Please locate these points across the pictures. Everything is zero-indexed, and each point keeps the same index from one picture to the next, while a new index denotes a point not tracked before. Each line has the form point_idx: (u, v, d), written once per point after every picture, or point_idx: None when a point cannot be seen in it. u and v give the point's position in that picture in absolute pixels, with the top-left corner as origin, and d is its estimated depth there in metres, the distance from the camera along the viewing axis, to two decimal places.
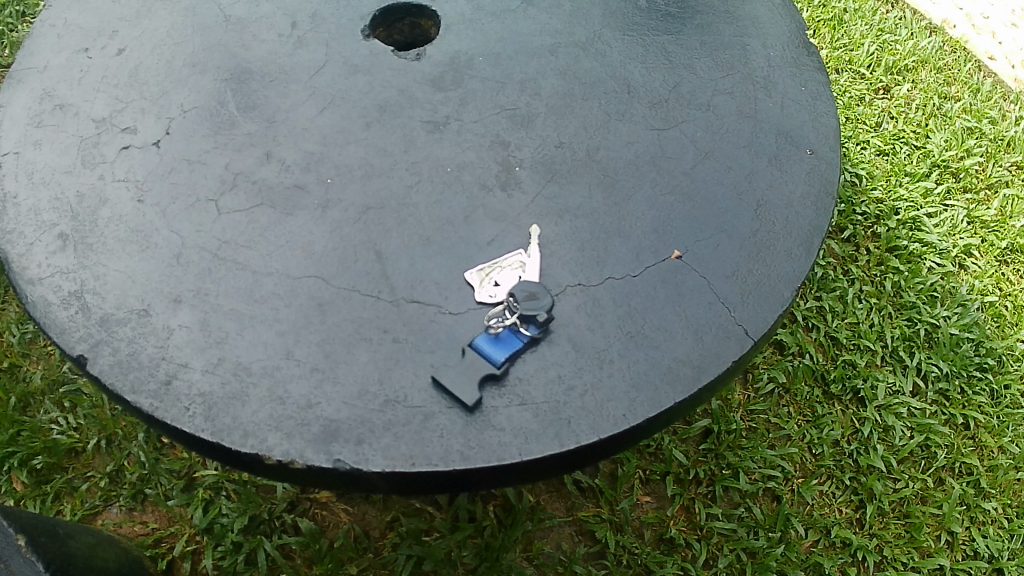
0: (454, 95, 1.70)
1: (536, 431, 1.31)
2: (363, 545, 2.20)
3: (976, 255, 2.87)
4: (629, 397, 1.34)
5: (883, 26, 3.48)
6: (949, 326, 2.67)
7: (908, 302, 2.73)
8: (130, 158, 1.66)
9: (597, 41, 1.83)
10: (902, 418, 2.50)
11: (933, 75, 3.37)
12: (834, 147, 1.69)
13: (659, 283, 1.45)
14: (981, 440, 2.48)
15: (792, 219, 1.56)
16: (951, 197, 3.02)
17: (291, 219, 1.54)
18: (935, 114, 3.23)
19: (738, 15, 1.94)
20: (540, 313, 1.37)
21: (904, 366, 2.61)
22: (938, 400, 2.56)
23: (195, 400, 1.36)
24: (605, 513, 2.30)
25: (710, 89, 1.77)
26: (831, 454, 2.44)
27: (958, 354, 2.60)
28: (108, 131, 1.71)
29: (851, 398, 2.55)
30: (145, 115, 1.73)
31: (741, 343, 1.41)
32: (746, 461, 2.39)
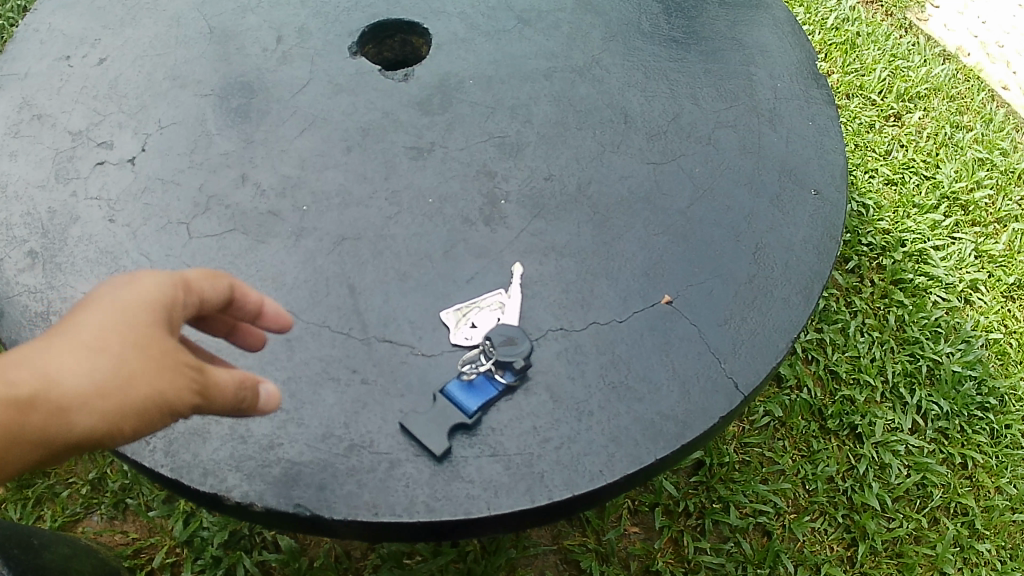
0: (442, 119, 1.63)
1: (507, 485, 1.23)
2: (343, 566, 2.12)
3: (983, 289, 2.79)
4: (608, 452, 1.26)
5: (896, 51, 3.39)
6: (952, 363, 2.58)
7: (911, 337, 2.64)
8: (104, 175, 1.59)
9: (595, 66, 1.75)
10: (899, 456, 2.42)
11: (945, 103, 3.28)
12: (840, 188, 1.61)
13: (646, 330, 1.37)
14: (978, 480, 2.40)
15: (791, 264, 1.48)
16: (960, 229, 2.93)
17: (263, 247, 1.47)
18: (946, 144, 3.15)
19: (745, 42, 1.86)
20: (516, 359, 1.27)
21: (903, 403, 2.52)
22: (937, 438, 2.47)
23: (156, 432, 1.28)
24: (591, 543, 2.21)
25: (712, 121, 1.69)
26: (825, 491, 2.36)
27: (960, 393, 2.52)
28: (84, 145, 1.64)
29: (848, 434, 2.47)
30: (122, 130, 1.66)
31: (729, 397, 1.33)
32: (738, 495, 2.31)
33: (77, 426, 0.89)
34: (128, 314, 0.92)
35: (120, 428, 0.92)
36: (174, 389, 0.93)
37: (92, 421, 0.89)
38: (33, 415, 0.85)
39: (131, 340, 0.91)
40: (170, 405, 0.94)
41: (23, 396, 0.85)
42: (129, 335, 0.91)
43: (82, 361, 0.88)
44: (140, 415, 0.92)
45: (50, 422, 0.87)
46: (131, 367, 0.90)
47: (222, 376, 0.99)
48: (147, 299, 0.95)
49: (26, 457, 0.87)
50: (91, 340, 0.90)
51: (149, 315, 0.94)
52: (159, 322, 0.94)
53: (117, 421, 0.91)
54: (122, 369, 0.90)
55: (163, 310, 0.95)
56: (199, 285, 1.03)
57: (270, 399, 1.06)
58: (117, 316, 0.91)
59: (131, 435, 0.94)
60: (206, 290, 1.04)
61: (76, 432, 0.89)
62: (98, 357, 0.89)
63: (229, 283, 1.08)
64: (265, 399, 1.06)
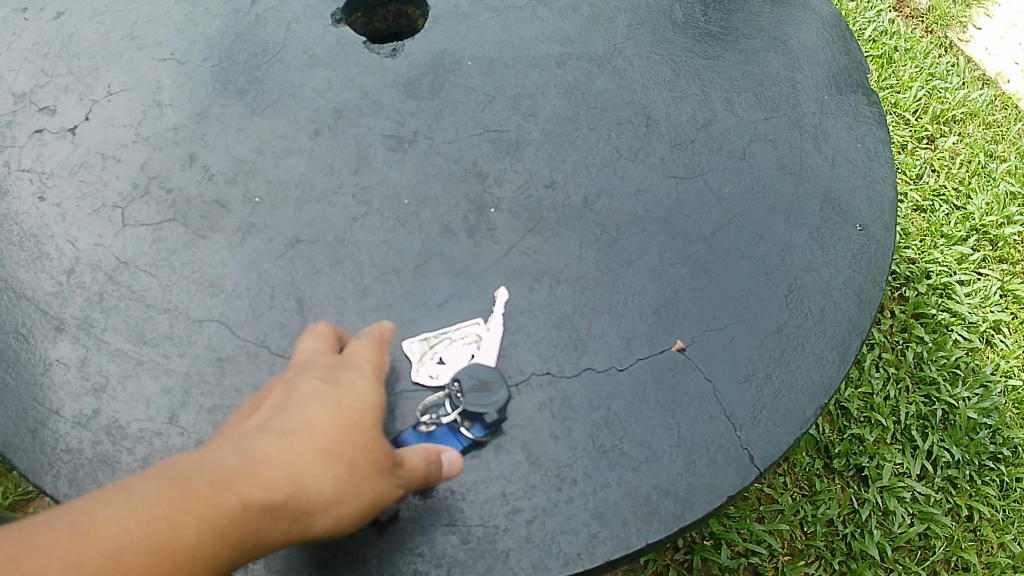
0: (430, 105, 1.39)
1: (463, 563, 1.00)
2: None
3: (1006, 332, 2.47)
4: (589, 531, 1.03)
5: (935, 70, 3.06)
6: (967, 408, 2.26)
7: (927, 377, 2.32)
8: (40, 146, 1.39)
9: (616, 57, 1.51)
10: (904, 503, 2.14)
11: (981, 130, 2.94)
12: (889, 225, 1.37)
13: (651, 382, 1.13)
14: (982, 534, 2.12)
15: (828, 313, 1.24)
16: (987, 266, 2.61)
17: (203, 243, 1.25)
18: (979, 173, 2.81)
19: (790, 45, 1.61)
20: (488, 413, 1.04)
21: (914, 447, 2.23)
22: (944, 486, 2.18)
23: (62, 457, 1.10)
24: None
25: (747, 133, 1.44)
26: (823, 534, 2.09)
27: (973, 441, 2.21)
28: (25, 110, 1.43)
29: (853, 475, 2.19)
30: (68, 94, 1.45)
31: (743, 472, 1.09)
32: (731, 532, 2.05)
33: (304, 534, 0.82)
34: (341, 417, 0.88)
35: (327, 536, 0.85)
36: (388, 496, 0.89)
37: (321, 527, 0.83)
38: (278, 518, 0.78)
39: (357, 445, 0.87)
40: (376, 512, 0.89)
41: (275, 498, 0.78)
42: (356, 440, 0.87)
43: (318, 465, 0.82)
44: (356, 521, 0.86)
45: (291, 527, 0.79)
46: (359, 473, 0.85)
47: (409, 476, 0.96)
48: (349, 401, 0.91)
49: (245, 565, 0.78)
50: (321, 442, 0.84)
51: (358, 416, 0.90)
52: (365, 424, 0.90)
53: (336, 529, 0.85)
54: (355, 475, 0.85)
55: (372, 413, 0.92)
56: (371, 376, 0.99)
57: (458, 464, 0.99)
58: (344, 422, 0.88)
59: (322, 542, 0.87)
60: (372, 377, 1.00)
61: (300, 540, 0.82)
62: (338, 463, 0.84)
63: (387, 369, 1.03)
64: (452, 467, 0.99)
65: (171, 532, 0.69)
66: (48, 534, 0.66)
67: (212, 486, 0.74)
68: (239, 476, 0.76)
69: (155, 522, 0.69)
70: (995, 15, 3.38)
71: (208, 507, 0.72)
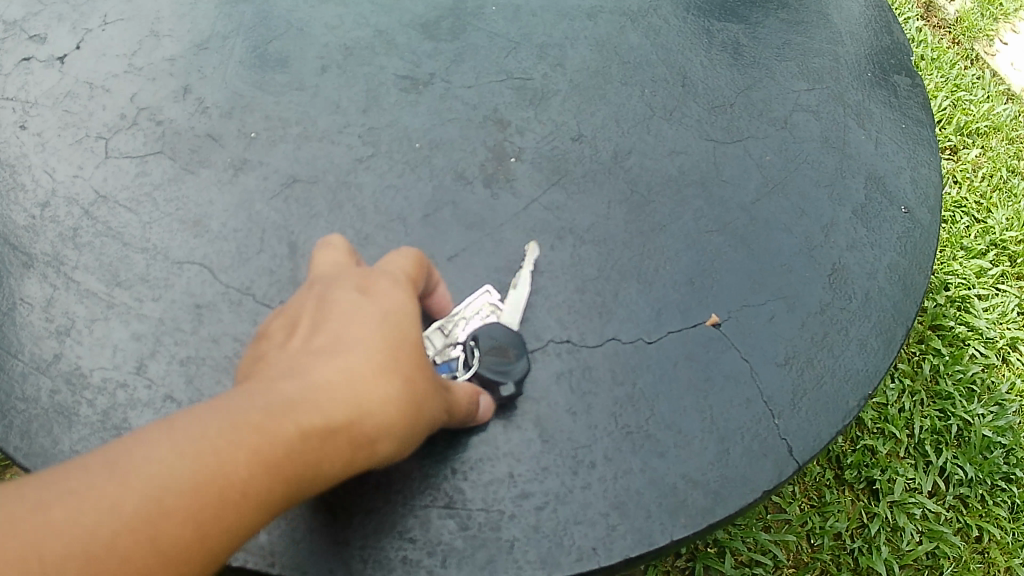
0: (449, 48, 1.27)
1: (461, 551, 0.88)
2: None
3: None
4: (607, 522, 0.90)
5: (959, 82, 2.70)
6: (983, 424, 1.96)
7: (943, 390, 2.01)
8: (27, 74, 1.27)
9: (652, 14, 1.39)
10: (914, 520, 1.84)
11: (1005, 147, 2.59)
12: (935, 210, 1.25)
13: (681, 359, 1.02)
14: (991, 557, 1.82)
15: (874, 297, 1.12)
16: (1006, 283, 2.28)
17: (191, 179, 1.14)
18: (1001, 189, 2.47)
19: (833, 18, 1.49)
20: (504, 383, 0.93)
21: (926, 462, 1.92)
22: (955, 505, 1.88)
23: (15, 405, 0.97)
24: None
25: (790, 102, 1.32)
26: (830, 548, 1.81)
27: (987, 459, 1.91)
28: (13, 37, 1.31)
29: (863, 489, 1.89)
30: (61, 23, 1.33)
31: (780, 466, 0.96)
32: (735, 540, 1.77)
33: (370, 461, 0.70)
34: (396, 324, 0.74)
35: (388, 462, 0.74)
36: None
37: (388, 453, 0.70)
38: (339, 450, 0.66)
39: (416, 357, 0.73)
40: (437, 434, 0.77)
41: (336, 425, 0.65)
42: (415, 351, 0.73)
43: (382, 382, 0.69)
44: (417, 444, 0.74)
45: (356, 455, 0.67)
46: (422, 390, 0.72)
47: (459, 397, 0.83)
48: (395, 306, 0.76)
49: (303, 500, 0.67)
50: (383, 352, 0.70)
51: (410, 324, 0.75)
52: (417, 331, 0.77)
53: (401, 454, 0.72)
54: (418, 392, 0.72)
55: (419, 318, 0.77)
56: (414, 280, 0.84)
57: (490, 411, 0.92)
58: (400, 328, 0.74)
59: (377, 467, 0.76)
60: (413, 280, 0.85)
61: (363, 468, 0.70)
62: (400, 377, 0.70)
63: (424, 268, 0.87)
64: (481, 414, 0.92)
65: (219, 471, 0.58)
66: (78, 476, 0.55)
67: (264, 414, 0.62)
68: (293, 400, 0.64)
69: (200, 458, 0.58)
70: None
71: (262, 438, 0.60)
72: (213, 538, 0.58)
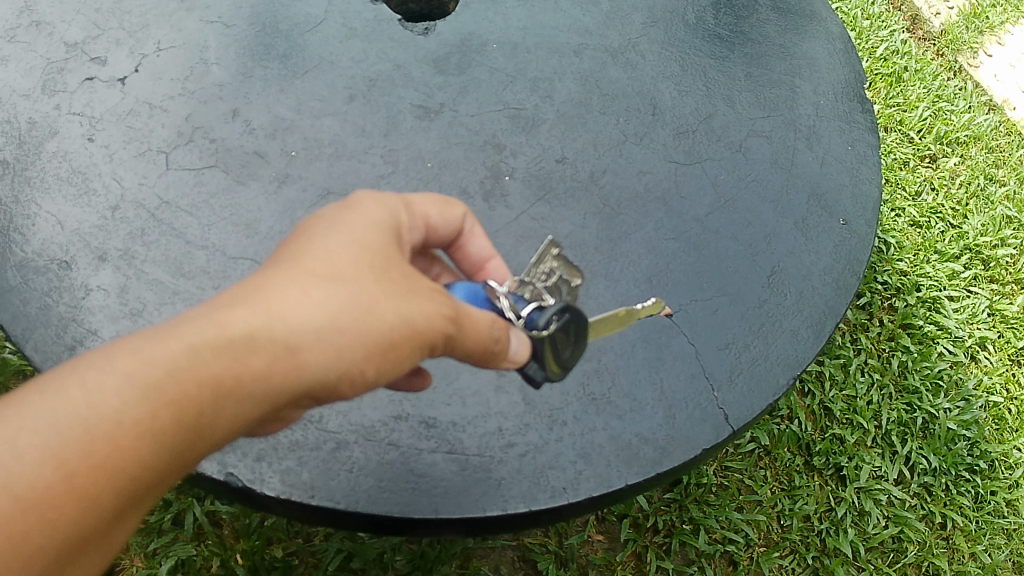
0: (456, 81, 1.51)
1: (460, 487, 1.13)
2: (294, 529, 2.05)
3: (990, 349, 2.58)
4: (576, 468, 1.15)
5: (942, 92, 3.09)
6: (948, 420, 2.39)
7: (911, 385, 2.45)
8: (91, 92, 1.50)
9: (630, 50, 1.61)
10: (880, 506, 2.27)
11: (983, 154, 2.99)
12: (871, 222, 1.47)
13: (639, 341, 1.26)
14: (953, 543, 2.25)
15: (807, 294, 1.36)
16: (977, 284, 2.71)
17: (241, 189, 1.38)
18: (976, 195, 2.88)
19: (791, 53, 1.68)
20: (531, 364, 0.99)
21: (893, 452, 2.36)
22: (920, 493, 2.32)
23: None
24: (551, 544, 2.10)
25: (744, 128, 1.54)
26: (799, 528, 2.22)
27: (951, 451, 2.35)
28: (76, 58, 1.54)
29: (831, 474, 2.32)
30: (119, 47, 1.57)
31: (717, 429, 1.21)
32: (710, 519, 2.17)
33: (302, 368, 0.79)
34: (340, 242, 0.84)
35: (354, 371, 0.83)
36: (420, 315, 0.83)
37: (318, 358, 0.79)
38: (251, 359, 0.75)
39: (353, 268, 0.82)
40: (414, 343, 0.84)
41: (238, 337, 0.75)
42: (346, 263, 0.82)
43: (306, 293, 0.80)
44: (385, 347, 0.82)
45: (277, 361, 0.77)
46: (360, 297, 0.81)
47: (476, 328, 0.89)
48: (344, 225, 0.86)
49: (245, 415, 0.78)
50: (314, 268, 0.81)
51: (360, 239, 0.85)
52: (378, 249, 0.86)
53: (346, 360, 0.81)
54: (349, 299, 0.80)
55: (371, 234, 0.87)
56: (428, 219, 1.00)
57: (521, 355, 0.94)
58: (340, 246, 0.84)
59: (365, 383, 0.85)
60: (433, 221, 1.02)
61: (304, 374, 0.79)
62: (328, 288, 0.80)
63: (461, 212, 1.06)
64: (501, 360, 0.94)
65: (92, 400, 0.69)
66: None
67: (147, 340, 0.72)
68: (185, 324, 0.74)
69: (75, 393, 0.69)
70: (1007, 44, 3.41)
71: (137, 366, 0.71)
72: (99, 457, 0.69)
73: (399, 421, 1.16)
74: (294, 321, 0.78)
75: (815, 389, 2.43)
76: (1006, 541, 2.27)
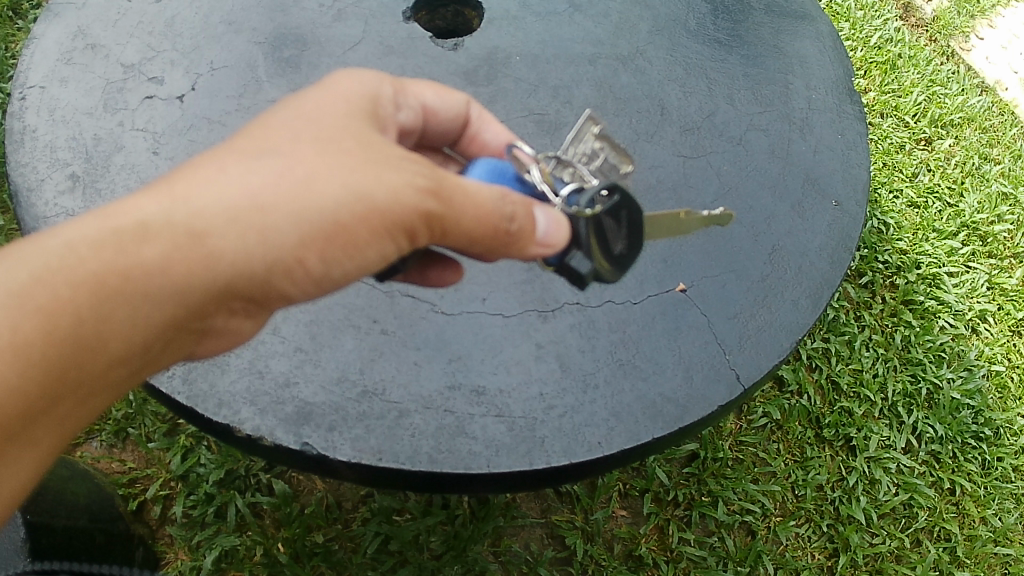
0: (486, 91, 1.70)
1: (509, 445, 1.30)
2: (334, 515, 2.21)
3: (990, 321, 2.75)
4: (608, 425, 1.33)
5: (936, 77, 3.25)
6: (952, 390, 2.57)
7: (915, 358, 2.62)
8: (151, 109, 1.67)
9: (639, 57, 1.79)
10: (890, 474, 2.44)
11: (977, 134, 3.16)
12: (861, 202, 1.64)
13: (658, 314, 1.44)
14: (964, 508, 2.43)
15: (806, 268, 1.53)
16: (975, 259, 2.87)
17: None
18: (972, 174, 3.04)
19: (786, 51, 1.85)
20: (577, 252, 1.10)
21: (900, 422, 2.52)
22: (928, 460, 2.49)
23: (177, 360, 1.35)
24: (578, 520, 2.27)
25: (745, 123, 1.71)
26: (813, 498, 2.38)
27: (956, 420, 2.52)
28: (135, 78, 1.71)
29: (842, 445, 2.48)
30: (174, 67, 1.73)
31: (730, 388, 1.38)
32: (727, 491, 2.34)
33: (214, 250, 0.96)
34: (276, 134, 1.02)
35: (286, 254, 0.99)
36: (361, 190, 0.98)
37: (233, 240, 0.97)
38: (143, 249, 0.94)
39: (288, 153, 0.99)
40: (349, 217, 0.99)
41: (125, 234, 0.94)
42: (274, 152, 0.99)
43: (224, 180, 0.97)
44: (320, 223, 0.98)
45: (178, 248, 0.95)
46: (281, 181, 0.97)
47: (463, 204, 1.02)
48: (290, 117, 1.04)
49: (147, 310, 0.97)
50: (238, 156, 0.99)
51: (301, 128, 1.02)
52: (323, 133, 1.02)
53: (273, 239, 0.98)
54: (274, 184, 0.97)
55: (314, 120, 1.04)
56: (427, 99, 1.27)
57: (545, 230, 1.06)
58: (277, 137, 1.01)
59: (307, 266, 1.02)
60: (431, 103, 1.28)
61: (220, 256, 0.97)
62: (246, 178, 0.97)
63: (463, 99, 1.34)
64: (528, 232, 1.05)
65: None
66: None
67: (29, 254, 0.93)
68: (73, 231, 0.94)
69: None
70: (998, 26, 3.57)
71: (16, 274, 0.92)
72: None
73: (453, 391, 1.34)
74: (199, 207, 0.95)
75: (823, 364, 2.59)
76: (1016, 504, 2.44)
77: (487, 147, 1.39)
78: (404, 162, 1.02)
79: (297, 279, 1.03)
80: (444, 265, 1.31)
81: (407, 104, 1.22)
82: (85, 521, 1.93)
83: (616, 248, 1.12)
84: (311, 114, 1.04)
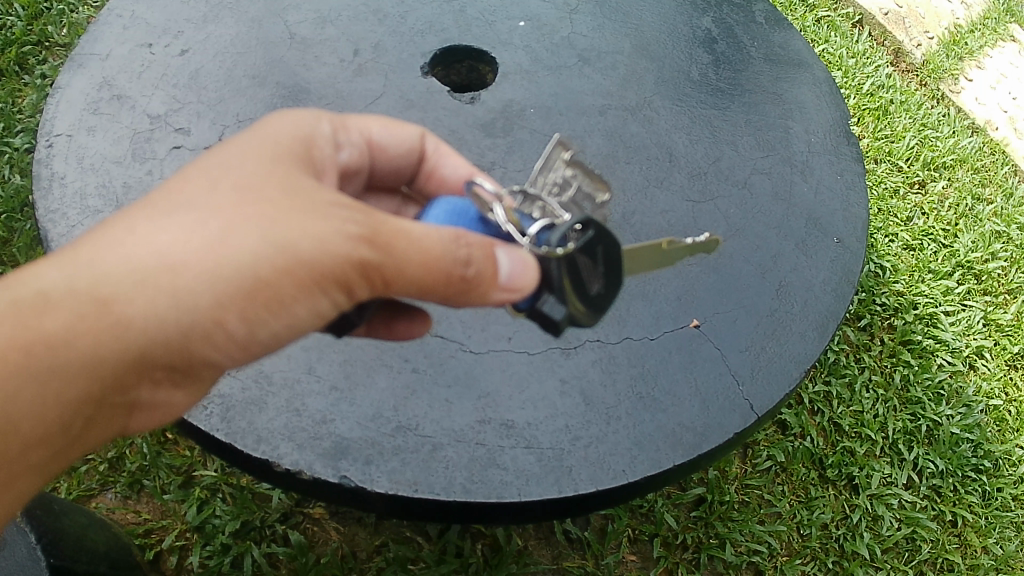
0: (502, 142, 1.80)
1: (538, 474, 1.38)
2: (349, 565, 2.26)
3: (988, 356, 2.83)
4: (632, 454, 1.41)
5: (927, 121, 3.36)
6: (951, 425, 2.64)
7: (914, 397, 2.69)
8: (179, 159, 1.76)
9: (646, 107, 1.88)
10: (892, 510, 2.50)
11: (969, 176, 3.26)
12: (861, 238, 1.73)
13: (674, 348, 1.52)
14: (966, 539, 2.50)
15: (811, 302, 1.61)
16: (971, 297, 2.95)
17: None
18: (966, 215, 3.14)
19: (785, 98, 1.95)
20: (549, 297, 1.12)
21: (901, 459, 2.59)
22: (930, 495, 2.55)
23: (214, 399, 1.42)
24: (590, 566, 2.33)
25: (748, 168, 1.80)
26: (818, 536, 2.45)
27: (956, 454, 2.58)
28: (162, 129, 1.80)
29: (845, 484, 2.55)
30: (200, 118, 1.82)
31: (745, 416, 1.46)
32: (734, 533, 2.40)
33: (122, 315, 1.03)
34: (192, 186, 1.07)
35: (204, 314, 1.05)
36: (278, 244, 1.03)
37: (142, 303, 1.03)
38: (45, 320, 1.02)
39: (202, 209, 1.05)
40: (270, 271, 1.04)
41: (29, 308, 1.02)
42: (186, 208, 1.05)
43: (133, 243, 1.03)
44: (237, 279, 1.04)
45: (85, 318, 1.03)
46: (194, 239, 1.03)
47: (406, 249, 1.06)
48: (210, 168, 1.09)
49: (57, 383, 1.05)
50: (151, 217, 1.05)
51: (219, 179, 1.08)
52: (243, 181, 1.07)
53: (188, 298, 1.04)
54: (186, 243, 1.03)
55: (233, 169, 1.09)
56: (372, 132, 1.36)
57: (509, 272, 1.09)
58: (192, 192, 1.06)
59: (230, 323, 1.08)
60: (380, 136, 1.38)
61: (131, 319, 1.04)
62: (156, 239, 1.03)
63: (418, 132, 1.42)
64: (487, 275, 1.08)
65: None
66: None
67: None
68: None
69: None
70: (986, 67, 3.67)
71: None
72: None
73: (484, 424, 1.42)
74: (105, 274, 1.02)
75: (825, 408, 2.66)
76: (1016, 532, 2.52)
77: (446, 182, 1.46)
78: (332, 210, 1.06)
79: (223, 337, 1.10)
80: (411, 318, 1.38)
81: (349, 140, 1.32)
82: (104, 567, 2.01)
83: (593, 288, 1.13)
84: (230, 162, 1.09)
